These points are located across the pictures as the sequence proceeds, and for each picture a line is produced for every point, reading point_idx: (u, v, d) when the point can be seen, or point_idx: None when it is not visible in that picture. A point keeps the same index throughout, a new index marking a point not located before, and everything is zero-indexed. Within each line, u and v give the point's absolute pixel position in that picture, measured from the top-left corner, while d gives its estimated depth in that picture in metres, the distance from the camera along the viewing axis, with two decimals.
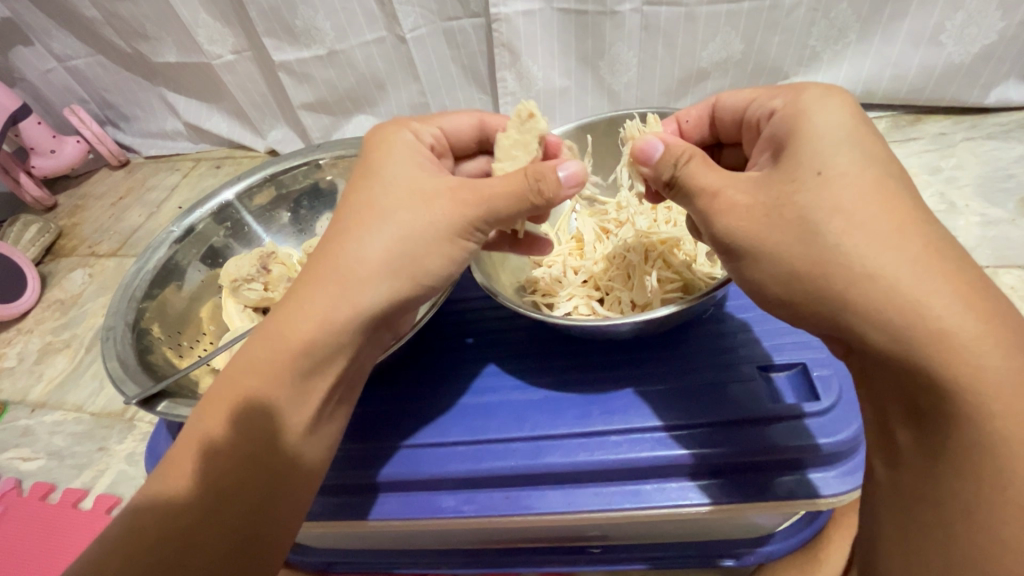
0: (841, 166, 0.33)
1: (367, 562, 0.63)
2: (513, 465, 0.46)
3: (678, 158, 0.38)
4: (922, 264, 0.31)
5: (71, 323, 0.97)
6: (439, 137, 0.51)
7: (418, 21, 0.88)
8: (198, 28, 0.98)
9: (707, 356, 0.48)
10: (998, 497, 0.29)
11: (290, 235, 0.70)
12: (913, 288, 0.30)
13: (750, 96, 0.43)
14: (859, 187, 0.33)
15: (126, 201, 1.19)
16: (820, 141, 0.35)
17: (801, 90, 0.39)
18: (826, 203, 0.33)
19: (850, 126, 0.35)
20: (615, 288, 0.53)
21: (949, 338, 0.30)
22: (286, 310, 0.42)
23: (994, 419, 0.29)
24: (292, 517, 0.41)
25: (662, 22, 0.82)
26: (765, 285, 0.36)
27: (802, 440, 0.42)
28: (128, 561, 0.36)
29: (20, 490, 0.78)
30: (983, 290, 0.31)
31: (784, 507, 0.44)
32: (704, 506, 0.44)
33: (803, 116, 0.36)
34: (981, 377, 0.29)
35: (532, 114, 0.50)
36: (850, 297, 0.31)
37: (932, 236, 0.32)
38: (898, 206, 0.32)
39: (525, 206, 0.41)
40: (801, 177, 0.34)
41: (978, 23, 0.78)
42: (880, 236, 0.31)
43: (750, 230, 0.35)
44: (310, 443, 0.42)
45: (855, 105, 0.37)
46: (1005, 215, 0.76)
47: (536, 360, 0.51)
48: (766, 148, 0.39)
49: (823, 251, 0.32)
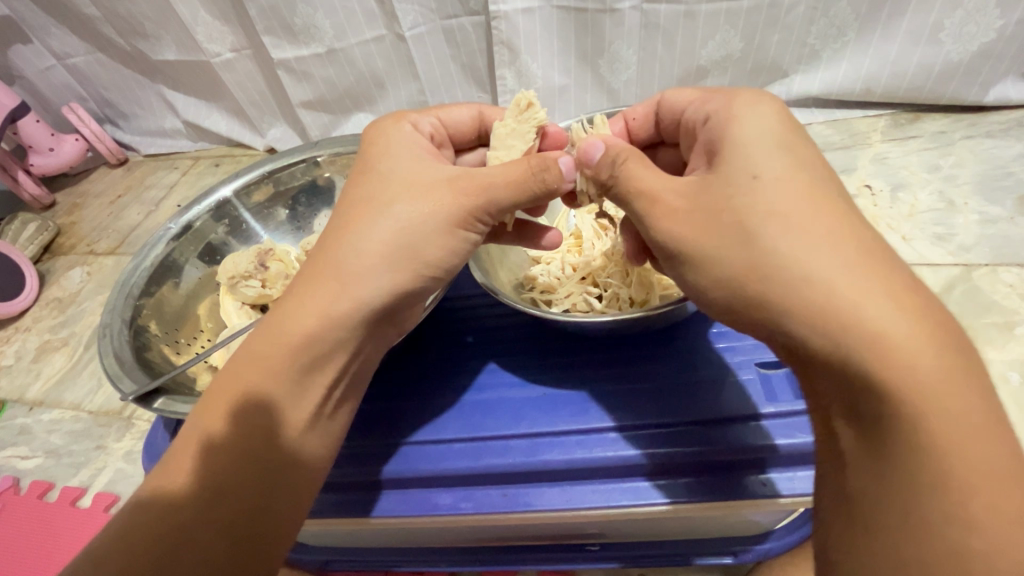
0: (773, 170, 0.34)
1: (365, 560, 0.62)
2: (511, 462, 0.45)
3: (616, 158, 0.39)
4: (853, 264, 0.31)
5: (69, 321, 0.97)
6: (437, 127, 0.51)
7: (417, 19, 0.88)
8: (197, 26, 0.98)
9: (705, 353, 0.48)
10: (940, 509, 0.28)
11: (289, 232, 0.70)
12: (844, 287, 0.30)
13: (688, 99, 0.43)
14: (791, 191, 0.33)
15: (125, 199, 1.19)
16: (751, 146, 0.36)
17: (734, 96, 0.40)
18: (759, 208, 0.33)
19: (780, 134, 0.36)
20: (614, 284, 0.53)
21: (884, 339, 0.29)
22: (286, 308, 0.41)
23: (932, 426, 0.29)
24: (298, 510, 0.41)
25: (661, 20, 0.82)
26: (711, 292, 0.36)
27: (775, 438, 0.43)
28: (129, 557, 0.35)
29: (18, 489, 0.78)
30: (915, 290, 0.31)
31: (768, 505, 0.44)
32: (662, 504, 0.44)
33: (731, 122, 0.37)
34: (917, 382, 0.29)
35: (530, 104, 0.50)
36: (784, 297, 0.32)
37: (863, 238, 0.32)
38: (834, 214, 0.33)
39: (531, 195, 0.41)
40: (736, 183, 0.35)
41: (977, 21, 0.78)
42: (812, 237, 0.32)
43: (693, 235, 0.35)
44: (311, 441, 0.42)
45: (784, 111, 0.38)
46: (1004, 213, 0.76)
47: (536, 357, 0.51)
48: (703, 153, 0.39)
49: (759, 253, 0.33)
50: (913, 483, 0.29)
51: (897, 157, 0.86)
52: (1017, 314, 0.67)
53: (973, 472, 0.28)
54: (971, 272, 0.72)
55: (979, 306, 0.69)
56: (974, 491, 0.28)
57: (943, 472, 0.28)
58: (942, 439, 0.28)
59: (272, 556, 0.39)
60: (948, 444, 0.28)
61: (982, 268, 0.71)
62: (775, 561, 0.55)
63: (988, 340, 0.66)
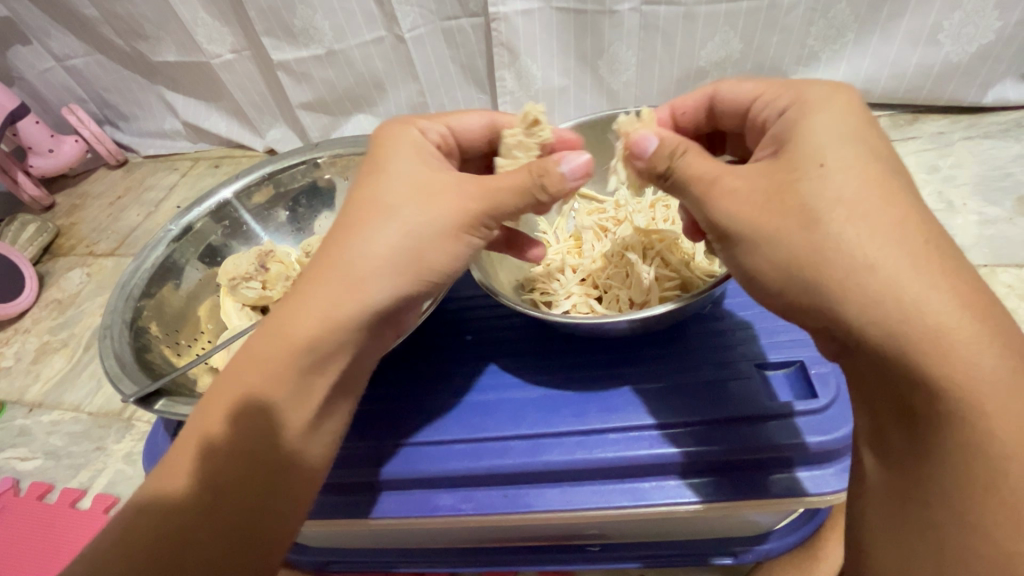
0: (842, 159, 0.33)
1: (365, 561, 0.62)
2: (513, 463, 0.46)
3: (676, 149, 0.39)
4: (918, 260, 0.31)
5: (68, 323, 0.97)
6: (445, 137, 0.50)
7: (417, 20, 0.88)
8: (197, 28, 0.98)
9: (705, 353, 0.48)
10: (988, 504, 0.29)
11: (288, 233, 0.70)
12: (908, 284, 0.30)
13: (755, 91, 0.42)
14: (857, 180, 0.33)
15: (125, 200, 1.19)
16: (822, 134, 0.35)
17: (805, 88, 0.39)
18: (823, 197, 0.33)
19: (852, 124, 0.35)
20: (614, 286, 0.53)
21: (946, 337, 0.30)
22: (293, 306, 0.41)
23: (989, 427, 0.29)
24: (297, 510, 0.41)
25: (661, 22, 0.82)
26: (759, 276, 0.35)
27: (804, 437, 0.42)
28: (134, 560, 0.36)
29: (18, 490, 0.78)
30: (976, 289, 0.31)
31: (784, 504, 0.44)
32: (696, 503, 0.44)
33: (807, 113, 0.36)
34: (978, 383, 0.29)
35: (537, 119, 0.49)
36: (844, 288, 0.31)
37: (928, 233, 0.32)
38: (901, 206, 0.32)
39: (533, 201, 0.42)
40: (801, 169, 0.34)
41: (976, 23, 0.78)
42: (879, 229, 0.31)
43: (750, 216, 0.35)
44: (312, 446, 0.41)
45: (859, 104, 0.37)
46: (1003, 214, 0.76)
47: (534, 358, 0.51)
48: (770, 145, 0.38)
49: (820, 241, 0.32)
50: (959, 477, 0.30)
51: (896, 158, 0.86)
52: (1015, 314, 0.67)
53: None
54: None
55: None
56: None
57: (995, 476, 0.29)
58: (997, 442, 0.29)
59: (273, 555, 0.40)
60: (1004, 446, 0.29)
61: (981, 269, 0.72)
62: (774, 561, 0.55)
63: None
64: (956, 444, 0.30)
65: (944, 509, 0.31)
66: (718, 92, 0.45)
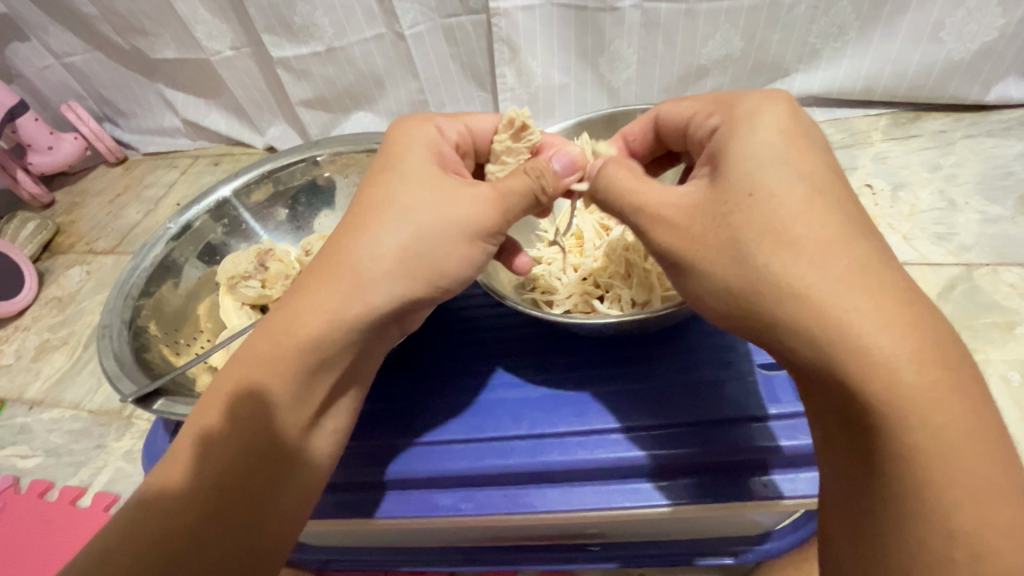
0: (772, 183, 0.34)
1: (365, 560, 0.62)
2: (511, 463, 0.45)
3: (598, 168, 0.41)
4: (847, 279, 0.31)
5: (68, 321, 0.96)
6: (463, 135, 0.50)
7: (417, 17, 0.87)
8: (197, 24, 0.98)
9: (707, 352, 0.48)
10: (932, 524, 0.29)
11: (288, 232, 0.69)
12: (835, 307, 0.31)
13: (689, 110, 0.43)
14: (793, 203, 0.33)
15: (124, 198, 1.19)
16: (755, 157, 0.35)
17: (739, 99, 0.39)
18: (754, 224, 0.34)
19: (785, 141, 0.35)
20: (615, 285, 0.53)
21: (874, 358, 0.30)
22: (295, 305, 0.41)
23: (923, 445, 0.29)
24: (301, 507, 0.41)
25: (661, 19, 0.82)
26: (707, 304, 0.36)
27: (778, 440, 0.42)
28: (139, 556, 0.35)
29: (18, 488, 0.78)
30: (909, 303, 0.31)
31: (773, 506, 0.44)
32: (662, 507, 0.44)
33: (737, 133, 0.37)
34: (911, 404, 0.29)
35: (526, 124, 0.49)
36: (779, 311, 0.32)
37: (866, 255, 0.32)
38: (836, 227, 0.33)
39: (531, 202, 0.43)
40: (733, 200, 0.35)
41: (978, 21, 0.78)
42: (811, 256, 0.32)
43: (688, 247, 0.36)
44: (313, 448, 0.42)
45: (792, 112, 0.37)
46: (1005, 212, 0.75)
47: (534, 358, 0.51)
48: (706, 164, 0.39)
49: (755, 271, 0.33)
50: (899, 495, 0.30)
51: (898, 156, 0.85)
52: (1017, 314, 0.67)
53: (963, 486, 0.29)
54: (971, 271, 0.71)
55: (979, 305, 0.69)
56: (957, 507, 0.29)
57: (931, 489, 0.29)
58: (931, 458, 0.29)
59: (277, 555, 0.39)
60: (940, 464, 0.29)
61: (983, 268, 0.71)
62: (776, 560, 0.55)
63: (988, 340, 0.66)
64: (892, 463, 0.30)
65: (888, 528, 0.30)
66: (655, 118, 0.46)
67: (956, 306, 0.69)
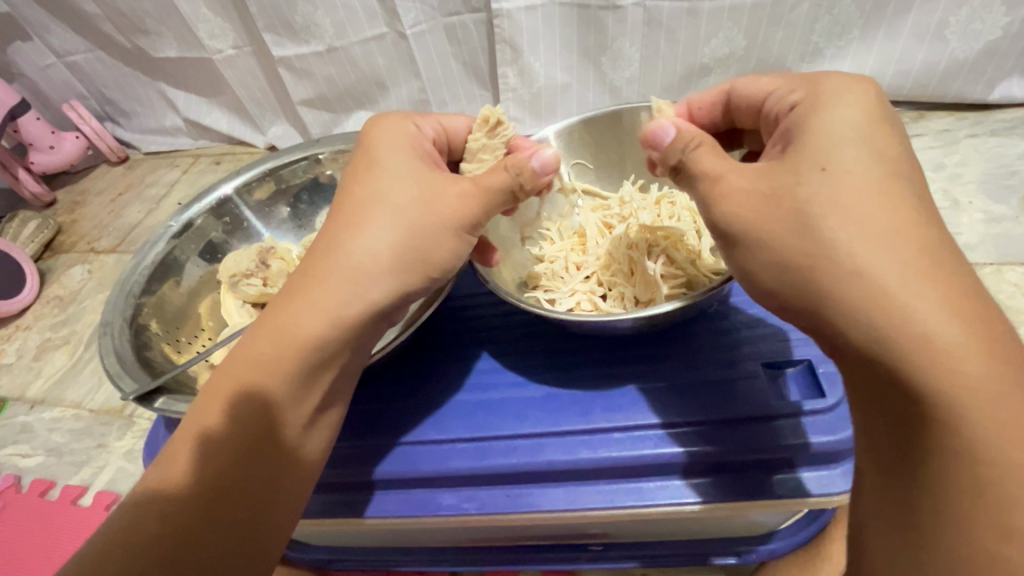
0: (843, 162, 0.34)
1: (366, 560, 0.62)
2: (514, 461, 0.45)
3: (687, 144, 0.38)
4: (912, 267, 0.31)
5: (70, 320, 0.96)
6: (439, 133, 0.50)
7: (418, 16, 0.87)
8: (198, 23, 0.97)
9: (711, 352, 0.47)
10: (986, 514, 0.29)
11: (290, 231, 0.69)
12: (900, 288, 0.30)
13: (768, 86, 0.42)
14: (859, 186, 0.33)
15: (126, 197, 1.19)
16: (830, 135, 0.35)
17: (822, 80, 0.39)
18: (821, 199, 0.33)
19: (863, 124, 0.35)
20: (618, 284, 0.52)
21: (935, 341, 0.30)
22: (296, 304, 0.41)
23: (983, 435, 0.29)
24: (295, 506, 0.40)
25: (664, 18, 0.82)
26: (755, 279, 0.36)
27: (808, 437, 0.42)
28: (135, 553, 0.35)
29: (19, 487, 0.78)
30: (971, 299, 0.31)
31: (794, 504, 0.43)
32: (693, 504, 0.44)
33: (819, 109, 0.36)
34: (974, 391, 0.29)
35: (500, 120, 0.50)
36: (836, 290, 0.32)
37: (931, 245, 0.32)
38: (904, 213, 0.32)
39: (510, 199, 0.43)
40: (804, 171, 0.34)
41: (982, 19, 0.77)
42: (876, 237, 0.32)
43: (749, 215, 0.35)
44: (308, 445, 0.41)
45: (875, 99, 0.37)
46: (1009, 212, 0.75)
47: (534, 357, 0.51)
48: (779, 139, 0.38)
49: (817, 245, 0.32)
50: (950, 482, 0.29)
51: None
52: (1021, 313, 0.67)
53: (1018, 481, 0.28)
54: (975, 271, 0.71)
55: None
56: (1015, 502, 0.28)
57: (983, 478, 0.29)
58: (989, 450, 0.29)
59: (268, 557, 0.39)
60: (997, 456, 0.29)
61: (987, 267, 0.71)
62: (778, 561, 0.55)
63: None
64: (947, 450, 0.29)
65: (936, 515, 0.30)
66: (731, 89, 0.45)
67: None
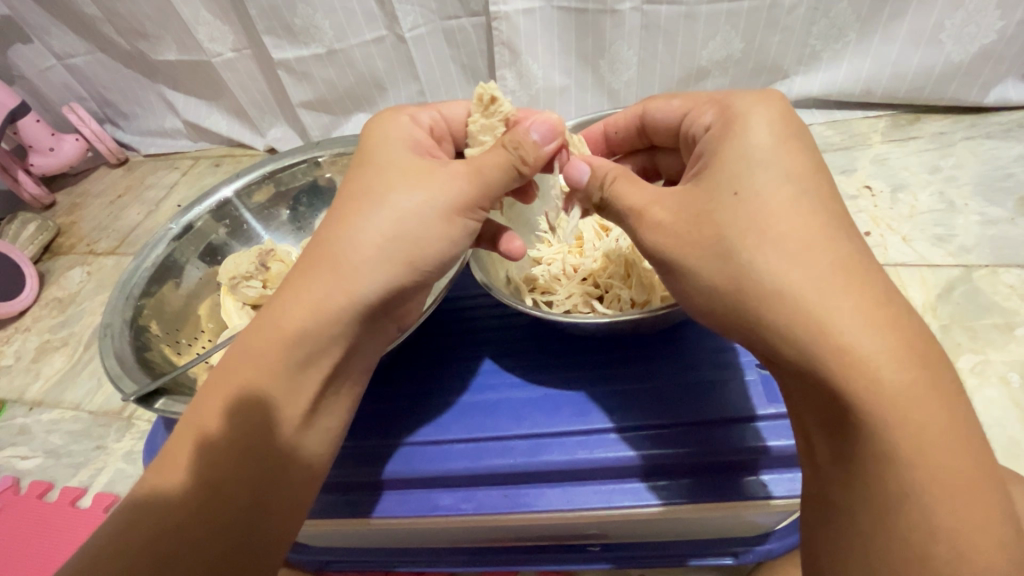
0: (755, 184, 0.34)
1: (365, 560, 0.62)
2: (512, 462, 0.45)
3: (604, 179, 0.40)
4: (830, 281, 0.31)
5: (69, 321, 0.97)
6: (436, 121, 0.50)
7: (417, 20, 0.87)
8: (199, 26, 0.98)
9: (704, 352, 0.48)
10: (918, 523, 0.29)
11: (290, 233, 0.70)
12: (818, 307, 0.30)
13: (687, 106, 0.43)
14: (772, 203, 0.33)
15: (125, 199, 1.19)
16: (743, 156, 0.35)
17: (733, 99, 0.39)
18: (739, 221, 0.33)
19: (773, 140, 0.35)
20: (614, 285, 0.53)
21: (855, 359, 0.30)
22: (281, 301, 0.41)
23: (903, 446, 0.29)
24: (295, 507, 0.41)
25: (662, 21, 0.82)
26: (694, 305, 0.36)
27: (766, 440, 0.43)
28: (131, 551, 0.36)
29: (18, 488, 0.78)
30: (890, 305, 0.31)
31: (769, 506, 0.44)
32: (654, 507, 0.44)
33: (730, 133, 0.36)
34: (894, 406, 0.29)
35: (494, 98, 0.49)
36: (760, 312, 0.32)
37: (848, 254, 0.32)
38: (817, 225, 0.32)
39: (513, 175, 0.43)
40: (719, 199, 0.34)
41: (977, 23, 0.78)
42: (794, 256, 0.32)
43: (676, 245, 0.35)
44: (305, 444, 0.42)
45: (785, 112, 0.37)
46: (1004, 214, 0.76)
47: (529, 358, 0.51)
48: (696, 161, 0.39)
49: (739, 269, 0.33)
50: (881, 494, 0.30)
51: (897, 158, 0.86)
52: (1017, 315, 0.67)
53: (940, 486, 0.29)
54: (971, 273, 0.72)
55: (979, 307, 0.69)
56: (941, 508, 0.29)
57: (911, 489, 0.29)
58: (913, 462, 0.29)
59: (266, 555, 0.39)
60: (922, 465, 0.29)
61: (982, 269, 0.71)
62: (775, 561, 0.55)
63: (988, 341, 0.66)
64: (874, 464, 0.30)
65: (871, 524, 0.31)
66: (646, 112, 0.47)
67: (956, 307, 0.69)
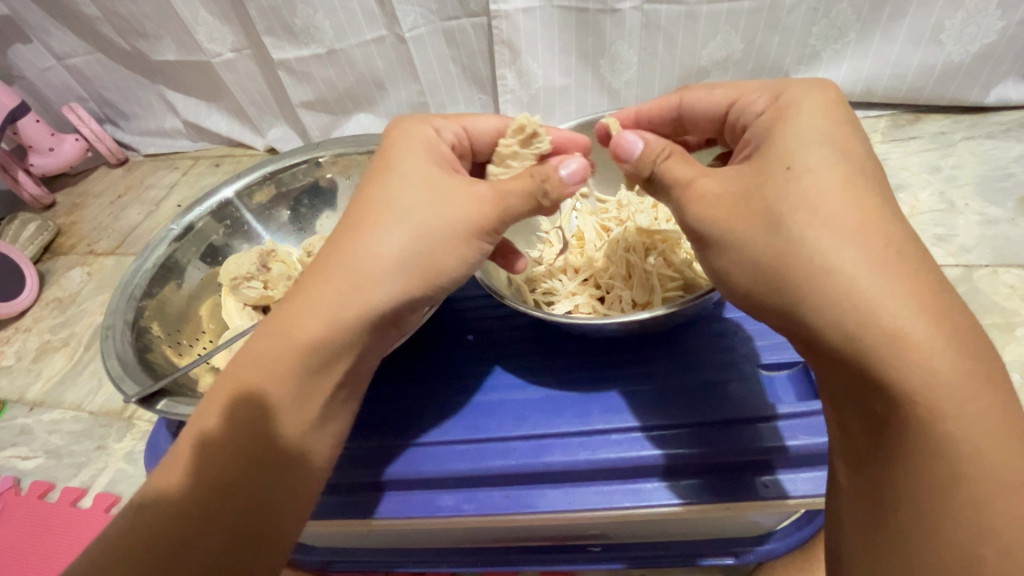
0: (809, 162, 0.34)
1: (366, 560, 0.62)
2: (513, 463, 0.46)
3: (657, 156, 0.40)
4: (882, 264, 0.31)
5: (69, 322, 0.97)
6: (460, 137, 0.50)
7: (417, 20, 0.87)
8: (198, 26, 0.98)
9: (707, 354, 0.48)
10: (960, 510, 0.30)
11: (291, 233, 0.70)
12: (869, 288, 0.31)
13: (731, 94, 0.43)
14: (824, 184, 0.33)
15: (125, 199, 1.19)
16: (796, 140, 0.35)
17: (786, 86, 0.39)
18: (790, 198, 0.33)
19: (827, 126, 0.36)
20: (615, 286, 0.53)
21: (905, 341, 0.30)
22: (297, 306, 0.41)
23: (949, 430, 0.30)
24: (298, 511, 0.41)
25: (662, 21, 0.82)
26: (731, 283, 0.36)
27: (787, 440, 0.42)
28: (132, 554, 0.36)
29: (19, 489, 0.78)
30: (940, 292, 0.31)
31: (778, 506, 0.44)
32: (674, 505, 0.44)
33: (786, 117, 0.37)
34: (942, 391, 0.30)
35: (536, 131, 0.49)
36: (808, 290, 0.32)
37: (900, 240, 0.32)
38: (869, 211, 0.33)
39: (535, 206, 0.42)
40: (772, 173, 0.35)
41: (978, 23, 0.78)
42: (846, 237, 0.32)
43: (719, 218, 0.36)
44: (312, 444, 0.41)
45: (840, 101, 0.37)
46: (1004, 214, 0.76)
47: (532, 359, 0.51)
48: (745, 148, 0.39)
49: (788, 242, 0.33)
50: (923, 480, 0.30)
51: (897, 158, 0.86)
52: (1017, 315, 0.67)
53: (984, 476, 0.29)
54: (971, 273, 0.72)
55: (979, 307, 0.69)
56: (986, 501, 0.29)
57: (955, 476, 0.30)
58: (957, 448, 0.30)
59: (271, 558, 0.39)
60: (965, 453, 0.30)
61: (983, 269, 0.72)
62: (774, 560, 0.55)
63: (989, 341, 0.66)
64: (919, 449, 0.30)
65: (911, 510, 0.31)
66: (683, 100, 0.46)
67: None
